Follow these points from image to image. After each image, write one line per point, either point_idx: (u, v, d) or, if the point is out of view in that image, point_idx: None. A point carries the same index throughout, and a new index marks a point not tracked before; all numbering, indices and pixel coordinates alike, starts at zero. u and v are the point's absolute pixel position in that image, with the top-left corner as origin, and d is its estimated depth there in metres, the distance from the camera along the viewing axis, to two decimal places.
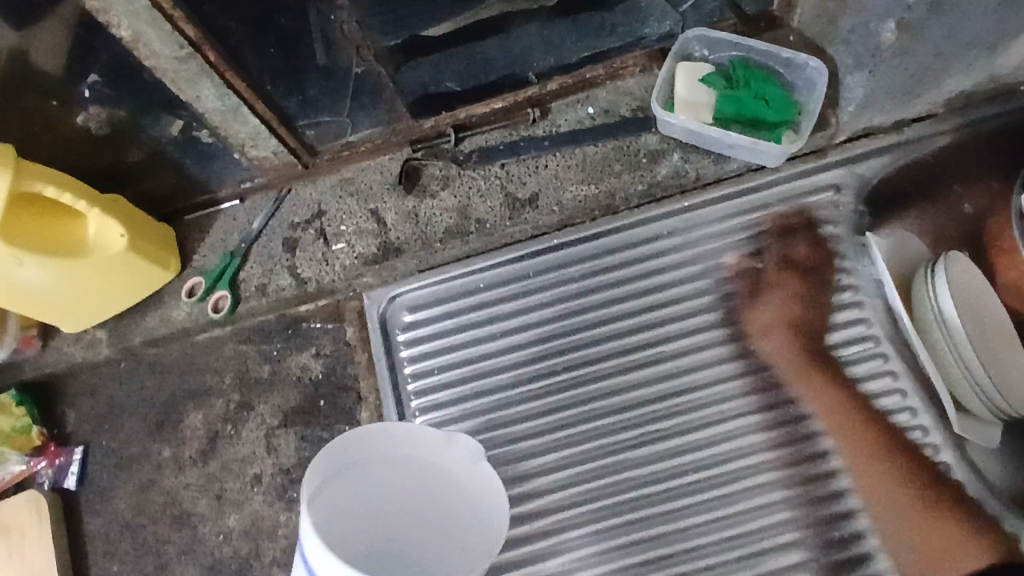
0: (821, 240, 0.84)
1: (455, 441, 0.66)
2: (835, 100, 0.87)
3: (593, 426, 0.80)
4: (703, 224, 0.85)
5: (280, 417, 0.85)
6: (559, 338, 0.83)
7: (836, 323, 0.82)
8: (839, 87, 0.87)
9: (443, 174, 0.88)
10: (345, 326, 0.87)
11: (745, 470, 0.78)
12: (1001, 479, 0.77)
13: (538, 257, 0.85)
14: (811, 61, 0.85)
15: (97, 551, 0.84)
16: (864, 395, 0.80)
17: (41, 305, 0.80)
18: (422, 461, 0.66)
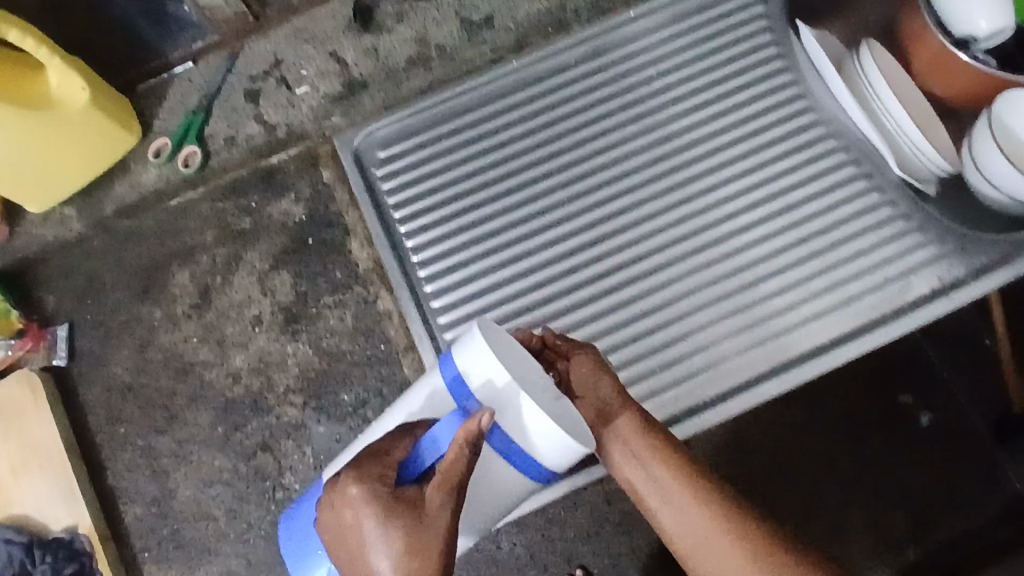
0: (752, 31, 0.91)
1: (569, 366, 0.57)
2: None
3: (575, 222, 0.84)
4: (646, 29, 0.91)
5: (270, 261, 0.86)
6: (533, 151, 0.87)
7: (781, 101, 0.88)
8: None
9: (397, 10, 0.90)
10: (321, 170, 0.88)
11: (720, 238, 0.83)
12: (952, 213, 0.82)
13: (502, 78, 0.89)
14: None
15: (101, 419, 0.84)
16: (813, 158, 0.85)
17: (11, 168, 0.79)
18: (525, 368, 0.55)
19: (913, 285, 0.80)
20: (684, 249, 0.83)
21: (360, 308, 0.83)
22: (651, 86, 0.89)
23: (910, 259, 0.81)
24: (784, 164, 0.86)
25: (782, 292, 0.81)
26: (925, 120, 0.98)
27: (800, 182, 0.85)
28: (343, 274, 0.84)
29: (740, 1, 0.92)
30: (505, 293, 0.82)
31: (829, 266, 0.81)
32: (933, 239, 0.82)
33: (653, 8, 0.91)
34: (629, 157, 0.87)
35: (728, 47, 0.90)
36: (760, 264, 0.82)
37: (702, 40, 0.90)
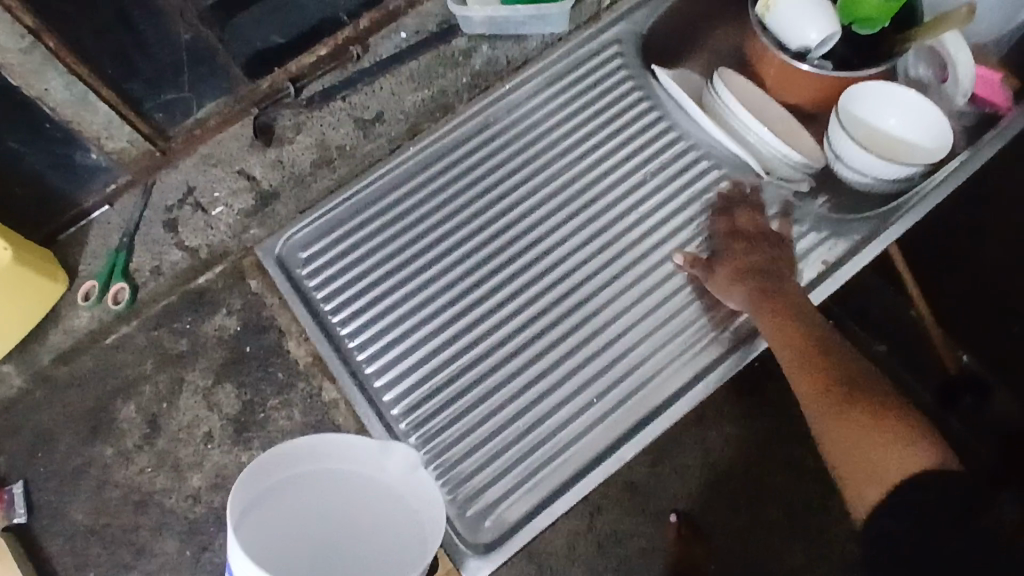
0: (620, 82, 1.02)
1: (388, 448, 0.71)
2: None
3: (498, 277, 0.91)
4: (526, 96, 1.00)
5: (212, 376, 0.89)
6: (445, 224, 0.93)
7: (657, 136, 1.00)
8: None
9: (294, 122, 0.97)
10: (248, 281, 0.92)
11: (623, 266, 0.92)
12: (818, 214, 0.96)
13: (401, 165, 0.95)
14: None
15: (68, 567, 0.83)
16: (692, 178, 0.97)
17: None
18: (357, 470, 0.72)
19: (799, 273, 0.91)
20: (595, 283, 0.92)
21: (306, 403, 0.86)
22: (539, 148, 0.98)
23: (793, 253, 0.93)
24: (667, 191, 0.96)
25: (687, 307, 0.91)
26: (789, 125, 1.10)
27: (685, 203, 0.96)
28: (284, 373, 0.87)
29: (601, 57, 1.03)
30: (442, 357, 0.87)
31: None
32: (807, 239, 0.94)
33: (527, 79, 1.01)
34: (530, 213, 0.95)
35: (599, 99, 1.01)
36: (665, 283, 0.92)
37: (575, 99, 1.01)
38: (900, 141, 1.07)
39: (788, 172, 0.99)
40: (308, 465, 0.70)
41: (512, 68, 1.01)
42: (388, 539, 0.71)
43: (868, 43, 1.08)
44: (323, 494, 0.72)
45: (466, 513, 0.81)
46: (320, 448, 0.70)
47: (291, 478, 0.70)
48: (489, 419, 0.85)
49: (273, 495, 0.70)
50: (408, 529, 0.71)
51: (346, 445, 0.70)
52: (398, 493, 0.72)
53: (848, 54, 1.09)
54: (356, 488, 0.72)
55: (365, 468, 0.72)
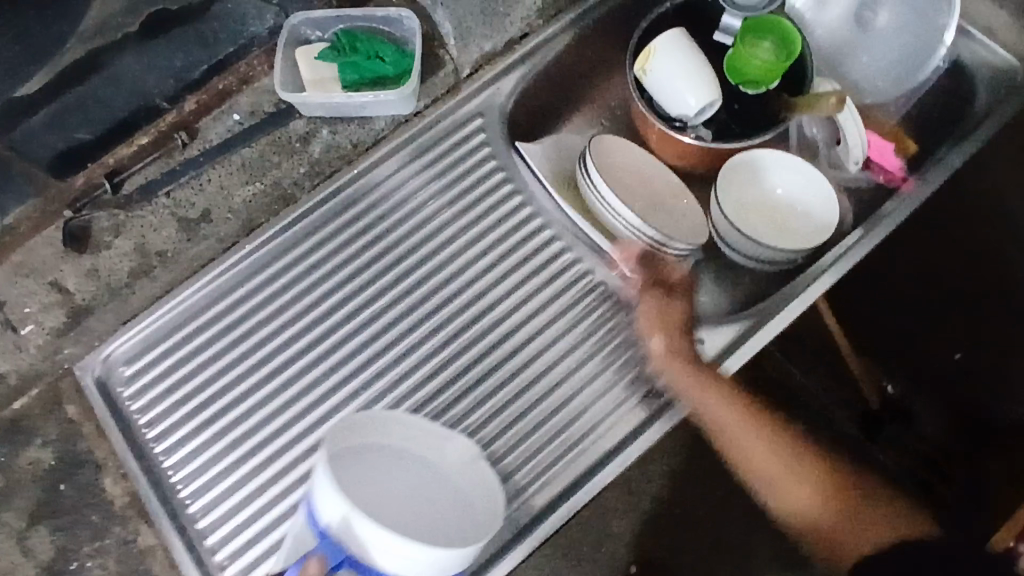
0: (480, 162, 0.94)
1: (453, 438, 0.70)
2: (437, 37, 0.95)
3: (338, 394, 0.84)
4: (374, 183, 0.91)
5: (25, 518, 0.81)
6: (282, 335, 0.86)
7: (518, 227, 0.93)
8: (433, 24, 0.95)
9: (112, 224, 0.87)
10: (64, 407, 0.84)
11: (472, 381, 0.86)
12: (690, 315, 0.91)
13: (234, 268, 0.87)
14: (402, 12, 0.91)
15: None
16: (553, 275, 0.92)
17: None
18: (412, 455, 0.68)
19: (659, 382, 0.87)
20: (445, 398, 0.85)
21: (121, 549, 0.80)
22: (389, 240, 0.90)
23: (657, 358, 0.87)
24: (527, 288, 0.90)
25: (535, 429, 0.85)
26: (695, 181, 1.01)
27: (543, 302, 0.90)
28: (100, 516, 0.80)
29: (461, 134, 0.94)
30: (273, 491, 0.80)
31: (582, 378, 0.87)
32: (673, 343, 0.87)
33: (375, 164, 0.92)
34: (376, 319, 0.87)
35: (457, 183, 0.93)
36: (519, 397, 0.86)
37: (434, 180, 0.93)
38: (787, 211, 1.00)
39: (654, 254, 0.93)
40: (395, 435, 0.68)
41: (358, 151, 0.92)
42: (453, 520, 0.65)
43: (756, 105, 1.00)
44: (403, 462, 0.67)
45: None
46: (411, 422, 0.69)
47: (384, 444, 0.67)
48: None
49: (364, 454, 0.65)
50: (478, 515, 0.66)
51: (396, 422, 0.68)
52: (454, 482, 0.68)
53: (728, 120, 1.01)
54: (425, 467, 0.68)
55: (430, 453, 0.69)
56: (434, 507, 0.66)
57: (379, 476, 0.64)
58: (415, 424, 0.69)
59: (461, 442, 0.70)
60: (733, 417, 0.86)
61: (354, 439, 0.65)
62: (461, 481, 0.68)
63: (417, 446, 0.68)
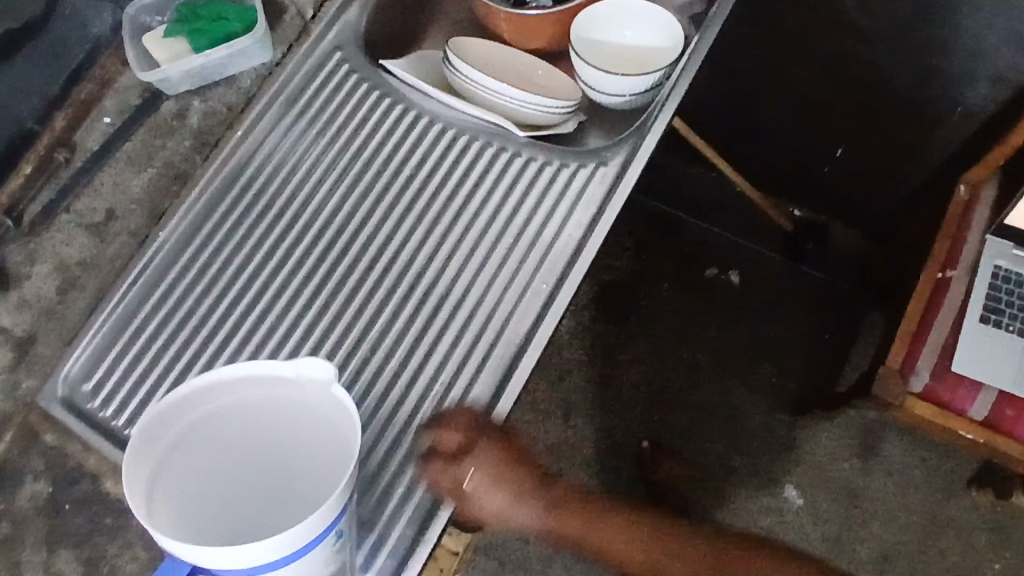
0: (351, 85, 0.99)
1: (302, 366, 0.68)
2: None
3: (302, 325, 0.87)
4: (262, 135, 0.95)
5: (43, 547, 0.81)
6: (230, 291, 0.88)
7: (406, 128, 0.98)
8: None
9: (24, 253, 0.89)
10: (41, 436, 0.84)
11: (415, 276, 0.89)
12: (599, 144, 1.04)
13: (164, 248, 0.89)
14: None
15: None
16: (453, 159, 0.96)
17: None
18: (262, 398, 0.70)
19: (581, 210, 0.93)
20: (398, 292, 0.89)
21: (146, 536, 0.81)
22: (298, 178, 0.94)
23: (571, 190, 0.94)
24: (434, 177, 0.95)
25: (484, 297, 0.88)
26: (537, 65, 1.08)
27: (455, 183, 0.95)
28: (113, 515, 0.81)
29: (327, 68, 0.99)
30: None
31: (515, 236, 0.91)
32: (582, 179, 0.95)
33: (255, 119, 0.95)
34: (312, 249, 0.90)
35: (339, 111, 0.98)
36: (461, 265, 0.90)
37: (316, 114, 0.97)
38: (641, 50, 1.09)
39: (546, 121, 1.01)
40: (241, 393, 0.70)
41: (235, 113, 0.96)
42: (316, 459, 0.69)
43: None
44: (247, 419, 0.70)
45: None
46: (248, 380, 0.70)
47: (217, 415, 0.70)
48: (382, 468, 0.80)
49: (199, 429, 0.69)
50: (336, 460, 0.69)
51: (258, 368, 0.69)
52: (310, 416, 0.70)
53: None
54: (279, 419, 0.71)
55: (281, 395, 0.70)
56: (298, 449, 0.70)
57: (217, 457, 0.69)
58: (269, 364, 0.69)
59: (313, 366, 0.68)
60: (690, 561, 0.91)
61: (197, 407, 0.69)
62: (318, 411, 0.70)
63: (272, 387, 0.70)
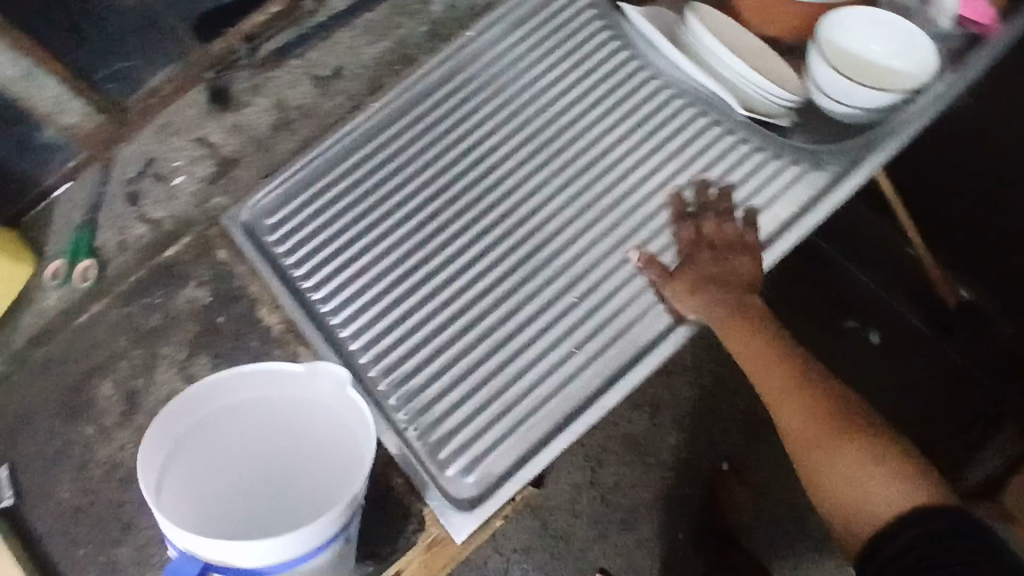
0: (583, 20, 0.99)
1: (318, 371, 0.75)
2: None
3: (472, 229, 0.90)
4: (488, 43, 0.97)
5: (187, 349, 0.87)
6: (417, 180, 0.92)
7: (625, 77, 0.96)
8: None
9: (251, 84, 0.93)
10: (216, 251, 0.90)
11: (589, 221, 0.90)
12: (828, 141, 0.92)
13: (368, 122, 0.94)
14: None
15: (56, 548, 0.84)
16: (663, 122, 0.94)
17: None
18: (272, 395, 0.77)
19: (776, 212, 0.89)
20: (571, 229, 0.90)
21: None
22: (508, 94, 0.95)
23: (772, 188, 0.90)
24: (640, 132, 0.94)
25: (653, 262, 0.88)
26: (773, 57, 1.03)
27: (658, 143, 0.93)
28: (258, 342, 0.87)
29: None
30: (416, 313, 0.87)
31: (706, 209, 0.88)
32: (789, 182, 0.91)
33: (486, 27, 0.97)
34: (502, 163, 0.93)
35: (566, 41, 0.98)
36: (638, 225, 0.90)
37: (541, 41, 0.98)
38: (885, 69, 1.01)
39: (784, 106, 0.94)
40: (253, 393, 0.76)
41: (471, 14, 0.99)
42: (322, 457, 0.76)
43: None
44: (261, 413, 0.77)
45: (446, 472, 0.80)
46: (255, 377, 0.75)
47: (236, 406, 0.76)
48: (508, 384, 0.83)
49: (210, 422, 0.75)
50: (337, 464, 0.75)
51: (269, 369, 0.75)
52: (319, 414, 0.77)
53: None
54: (291, 416, 0.77)
55: (295, 393, 0.77)
56: (307, 445, 0.77)
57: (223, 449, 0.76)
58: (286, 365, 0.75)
59: (327, 370, 0.75)
60: (794, 411, 0.76)
61: (213, 404, 0.74)
62: (330, 409, 0.76)
63: (282, 387, 0.76)
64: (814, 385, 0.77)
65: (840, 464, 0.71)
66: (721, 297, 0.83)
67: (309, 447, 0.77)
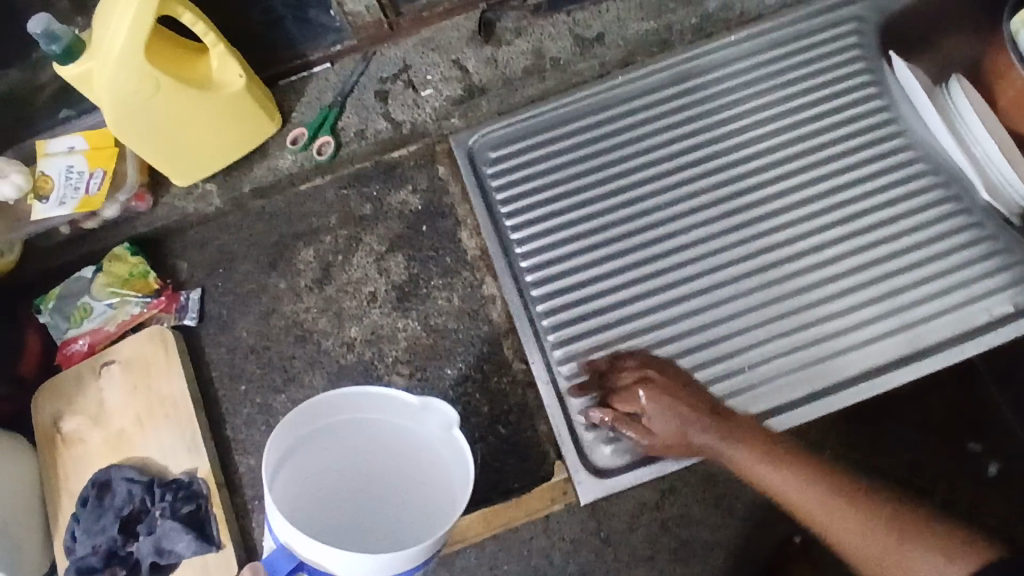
0: (850, 59, 0.96)
1: (432, 406, 0.74)
2: None
3: (677, 222, 0.91)
4: (748, 52, 0.98)
5: (387, 244, 0.94)
6: (640, 159, 0.94)
7: (873, 125, 0.94)
8: None
9: (515, 25, 0.99)
10: (437, 166, 0.98)
11: (790, 255, 0.89)
12: None
13: (608, 93, 0.97)
14: None
15: (223, 376, 0.92)
16: (897, 180, 0.91)
17: (163, 140, 0.88)
18: (386, 416, 0.77)
19: (989, 307, 0.85)
20: (776, 253, 0.89)
21: (466, 291, 0.92)
22: (751, 105, 0.95)
23: (993, 282, 0.86)
24: (872, 184, 0.91)
25: (842, 315, 0.86)
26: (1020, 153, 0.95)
27: (891, 199, 0.90)
28: (453, 259, 0.93)
29: (833, 32, 0.98)
30: (605, 282, 0.89)
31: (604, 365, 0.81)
32: (1016, 285, 0.86)
33: (749, 38, 0.98)
34: (726, 169, 0.93)
35: (822, 72, 0.96)
36: (842, 272, 0.88)
37: (800, 67, 0.97)
38: None
39: (1023, 207, 0.89)
40: (370, 410, 0.76)
41: (742, 20, 0.99)
42: (426, 478, 0.77)
43: None
44: (370, 427, 0.77)
45: (587, 436, 0.83)
46: (378, 400, 0.75)
47: (353, 420, 0.76)
48: None
49: (325, 428, 0.75)
50: (439, 496, 0.76)
51: (391, 394, 0.74)
52: (425, 441, 0.77)
53: None
54: (398, 440, 0.78)
55: (407, 419, 0.77)
56: (412, 463, 0.78)
57: (330, 450, 0.77)
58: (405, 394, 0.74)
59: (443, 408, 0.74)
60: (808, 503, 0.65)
61: (331, 414, 0.75)
62: (441, 441, 0.76)
63: (396, 410, 0.76)
64: (828, 481, 0.65)
65: (912, 549, 0.60)
66: (688, 412, 0.72)
67: (415, 466, 0.78)
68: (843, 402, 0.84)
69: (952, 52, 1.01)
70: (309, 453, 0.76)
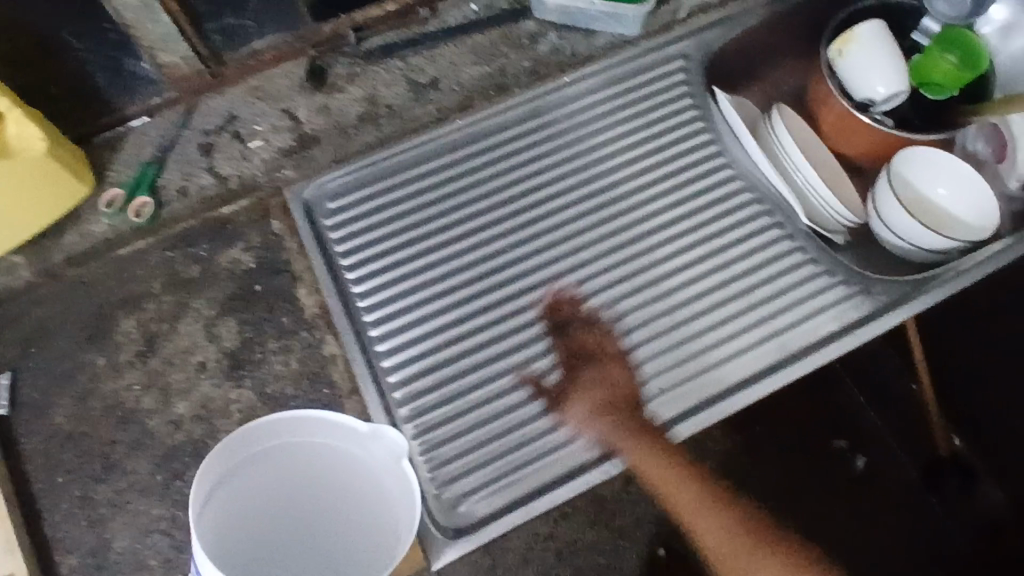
0: (678, 96, 0.99)
1: (381, 436, 0.73)
2: None
3: (520, 265, 0.90)
4: (583, 91, 0.99)
5: (218, 308, 0.88)
6: (482, 202, 0.93)
7: (703, 157, 0.97)
8: None
9: (349, 71, 0.97)
10: (271, 220, 0.92)
11: (631, 289, 0.90)
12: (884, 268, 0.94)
13: (447, 136, 0.95)
14: None
15: (40, 467, 0.82)
16: (728, 211, 0.94)
17: None
18: (329, 443, 0.75)
19: (819, 324, 0.89)
20: (617, 290, 0.90)
21: (306, 351, 0.87)
22: (589, 143, 0.96)
23: (819, 301, 0.90)
24: (704, 215, 0.94)
25: (683, 344, 0.88)
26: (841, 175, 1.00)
27: (723, 230, 0.93)
28: (289, 319, 0.88)
29: (662, 70, 1.00)
30: (450, 332, 0.86)
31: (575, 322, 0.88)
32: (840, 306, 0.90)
33: (584, 77, 0.99)
34: (566, 209, 0.93)
35: (653, 109, 0.99)
36: (680, 305, 0.89)
37: (632, 105, 0.99)
38: (948, 214, 0.95)
39: (843, 226, 0.95)
40: (314, 436, 0.75)
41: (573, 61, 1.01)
42: (365, 505, 0.76)
43: (934, 109, 0.99)
44: (314, 451, 0.76)
45: (439, 493, 0.80)
46: (333, 430, 0.74)
47: (303, 442, 0.75)
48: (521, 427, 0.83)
49: (264, 452, 0.74)
50: (379, 526, 0.75)
51: (337, 421, 0.73)
52: (370, 467, 0.76)
53: (906, 112, 0.99)
54: (340, 464, 0.76)
55: (352, 446, 0.75)
56: (354, 489, 0.76)
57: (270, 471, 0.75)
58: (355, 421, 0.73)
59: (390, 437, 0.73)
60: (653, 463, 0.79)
61: (267, 439, 0.73)
62: (386, 470, 0.75)
63: (342, 437, 0.75)
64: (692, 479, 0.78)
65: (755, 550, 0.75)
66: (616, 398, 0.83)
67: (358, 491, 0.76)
68: (687, 432, 0.84)
69: (778, 82, 1.06)
70: (245, 475, 0.74)
